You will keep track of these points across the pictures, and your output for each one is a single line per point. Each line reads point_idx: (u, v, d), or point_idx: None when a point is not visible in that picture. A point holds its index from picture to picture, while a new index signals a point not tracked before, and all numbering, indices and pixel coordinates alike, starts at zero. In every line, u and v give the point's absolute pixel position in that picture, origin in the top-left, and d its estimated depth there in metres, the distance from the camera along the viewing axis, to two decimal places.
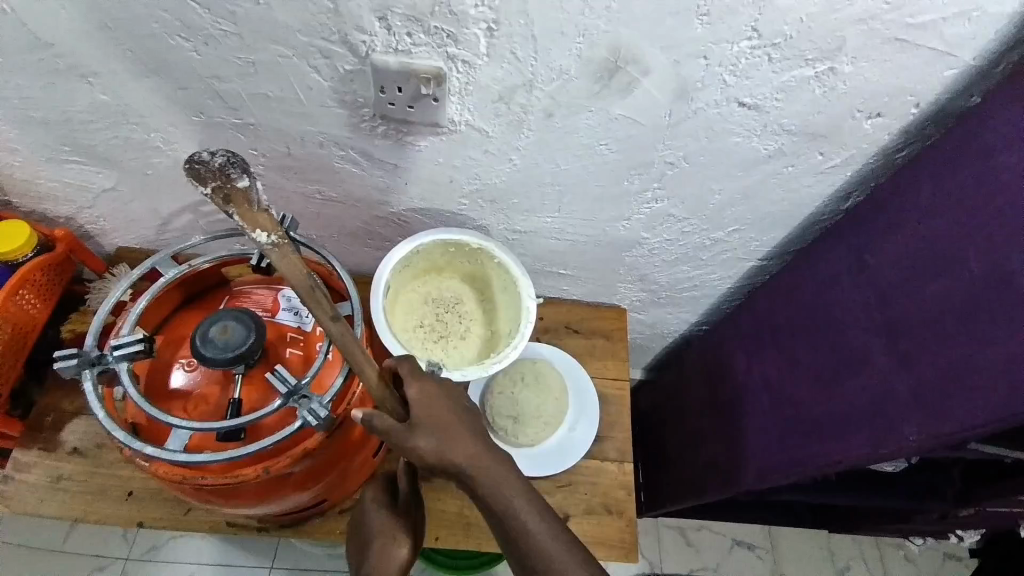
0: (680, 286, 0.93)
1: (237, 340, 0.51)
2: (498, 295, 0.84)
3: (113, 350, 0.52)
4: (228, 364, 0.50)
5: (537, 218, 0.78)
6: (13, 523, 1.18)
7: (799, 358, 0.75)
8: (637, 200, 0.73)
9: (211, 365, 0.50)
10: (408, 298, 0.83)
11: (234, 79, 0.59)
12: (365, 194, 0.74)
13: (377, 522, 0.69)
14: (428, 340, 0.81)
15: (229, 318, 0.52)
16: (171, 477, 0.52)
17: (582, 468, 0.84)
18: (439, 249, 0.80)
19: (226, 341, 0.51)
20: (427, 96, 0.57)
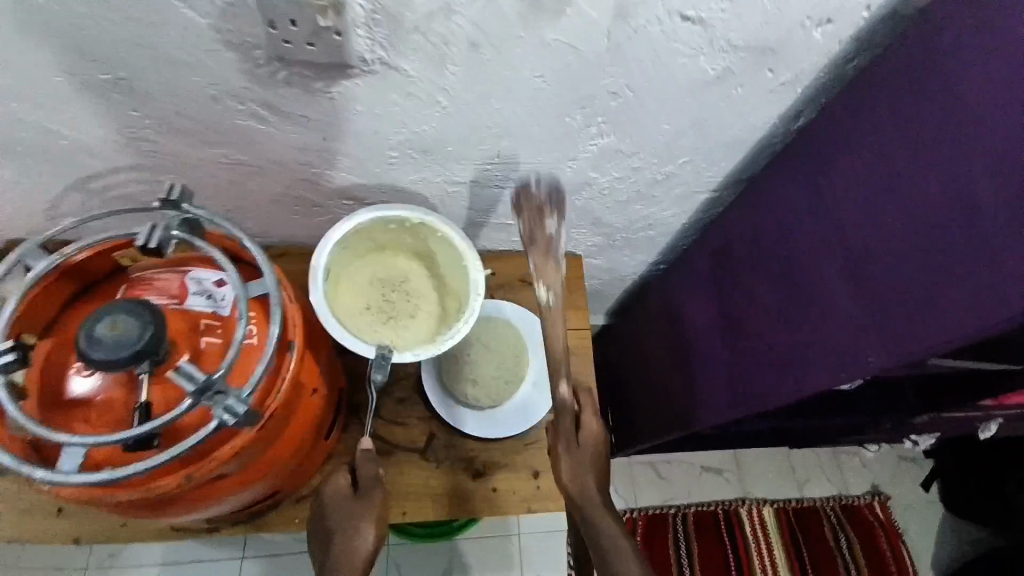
0: (635, 227, 0.89)
1: (130, 335, 0.44)
2: (448, 267, 0.77)
3: None
4: (125, 364, 0.44)
5: (477, 167, 0.71)
6: None
7: (760, 294, 0.73)
8: (583, 137, 0.67)
9: (101, 367, 0.43)
10: (352, 279, 0.75)
11: (88, 24, 0.49)
12: (279, 154, 0.66)
13: (341, 511, 0.66)
14: (376, 321, 0.73)
15: (117, 311, 0.45)
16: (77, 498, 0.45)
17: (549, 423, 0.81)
18: (380, 227, 0.74)
19: (118, 338, 0.44)
20: (328, 30, 0.49)
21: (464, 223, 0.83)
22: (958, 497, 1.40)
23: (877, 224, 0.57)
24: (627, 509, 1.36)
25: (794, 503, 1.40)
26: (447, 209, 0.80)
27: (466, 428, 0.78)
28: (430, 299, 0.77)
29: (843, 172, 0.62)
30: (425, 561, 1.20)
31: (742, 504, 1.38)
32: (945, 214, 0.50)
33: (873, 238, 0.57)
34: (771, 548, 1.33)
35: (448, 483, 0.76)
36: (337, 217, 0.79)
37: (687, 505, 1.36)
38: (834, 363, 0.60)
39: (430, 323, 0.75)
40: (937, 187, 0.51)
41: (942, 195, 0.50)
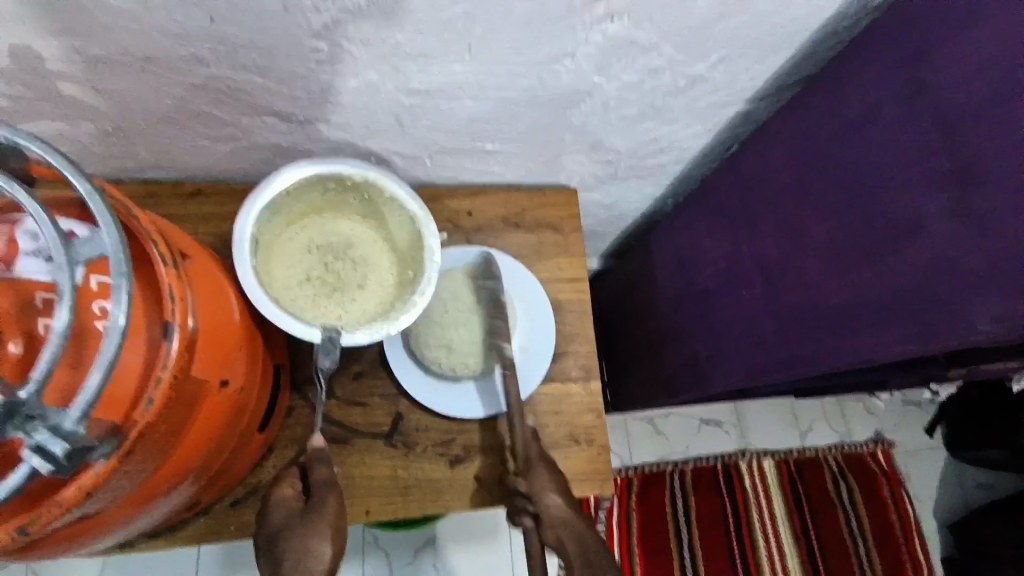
0: (644, 152, 0.72)
1: None
2: (400, 226, 0.59)
3: None
4: None
5: (441, 68, 0.52)
6: None
7: (804, 233, 0.57)
8: (585, 20, 0.48)
9: None
10: (282, 247, 0.57)
11: None
12: (155, 45, 0.46)
13: (292, 523, 0.50)
14: (317, 298, 0.55)
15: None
16: None
17: (541, 395, 0.68)
18: (315, 188, 0.58)
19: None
20: None
21: (429, 149, 0.65)
22: (959, 441, 1.33)
23: (1001, 137, 0.41)
24: (623, 467, 1.27)
25: (796, 454, 1.32)
26: (405, 131, 0.61)
27: (442, 409, 0.63)
28: (382, 266, 0.59)
29: (948, 64, 0.45)
30: (406, 531, 1.10)
31: (743, 456, 1.30)
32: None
33: (996, 156, 0.41)
34: (772, 501, 1.27)
35: (419, 473, 0.62)
36: (260, 142, 0.60)
37: (685, 461, 1.28)
38: (912, 326, 0.46)
39: (383, 295, 0.58)
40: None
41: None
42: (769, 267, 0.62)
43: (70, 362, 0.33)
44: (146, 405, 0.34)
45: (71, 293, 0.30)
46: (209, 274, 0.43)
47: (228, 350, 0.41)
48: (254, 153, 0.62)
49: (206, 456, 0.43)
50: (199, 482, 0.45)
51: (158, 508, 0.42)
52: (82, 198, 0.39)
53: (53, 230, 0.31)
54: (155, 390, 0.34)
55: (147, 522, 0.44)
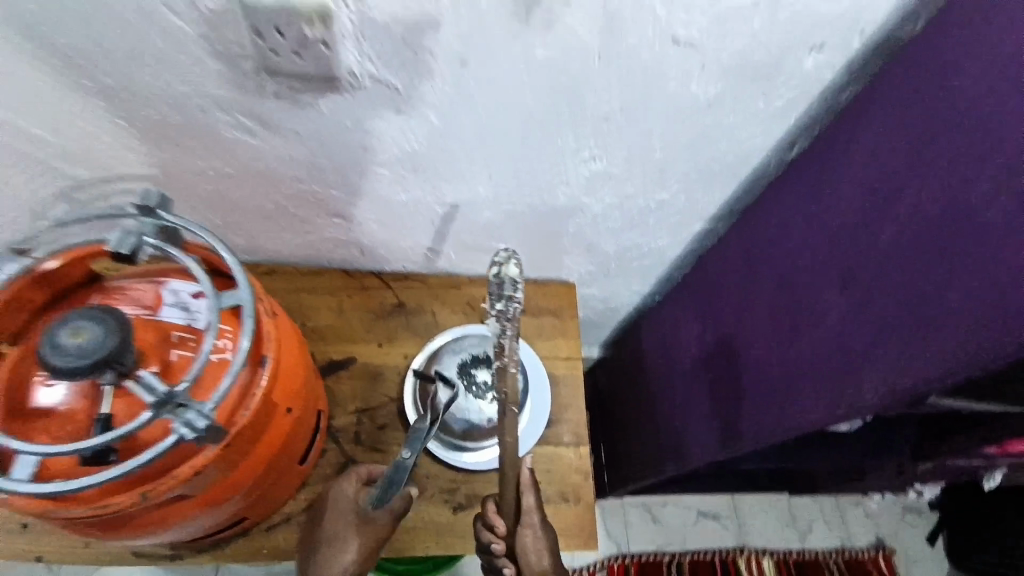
0: (630, 254, 0.87)
1: (95, 343, 0.42)
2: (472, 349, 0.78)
3: None
4: (88, 372, 0.42)
5: (468, 189, 0.70)
6: None
7: (752, 319, 0.70)
8: (575, 160, 0.66)
9: (65, 374, 0.42)
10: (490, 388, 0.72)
11: (80, 31, 0.48)
12: (266, 166, 0.64)
13: (340, 514, 0.64)
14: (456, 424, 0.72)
15: (79, 317, 0.43)
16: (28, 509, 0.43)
17: (535, 455, 0.78)
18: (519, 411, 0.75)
19: (63, 339, 0.42)
20: (315, 42, 0.47)
21: (454, 245, 0.82)
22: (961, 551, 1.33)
23: (869, 249, 0.54)
24: (618, 554, 1.30)
25: (794, 554, 1.33)
26: (437, 230, 0.78)
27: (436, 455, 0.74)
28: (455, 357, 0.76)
29: (830, 195, 0.60)
30: None
31: (740, 553, 1.32)
32: (936, 241, 0.48)
33: (859, 264, 0.55)
34: None
35: (426, 516, 0.72)
36: (325, 235, 0.78)
37: (682, 552, 1.30)
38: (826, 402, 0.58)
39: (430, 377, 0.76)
40: (926, 214, 0.49)
41: (935, 222, 0.48)
42: (728, 350, 0.75)
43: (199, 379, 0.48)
44: (242, 411, 0.48)
45: (215, 326, 0.46)
46: (291, 329, 0.58)
47: (297, 386, 0.56)
48: (318, 242, 0.80)
49: (266, 469, 0.56)
50: (254, 493, 0.57)
51: (218, 509, 0.54)
52: (216, 271, 0.55)
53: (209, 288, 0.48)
54: (251, 402, 0.48)
55: (207, 524, 0.56)
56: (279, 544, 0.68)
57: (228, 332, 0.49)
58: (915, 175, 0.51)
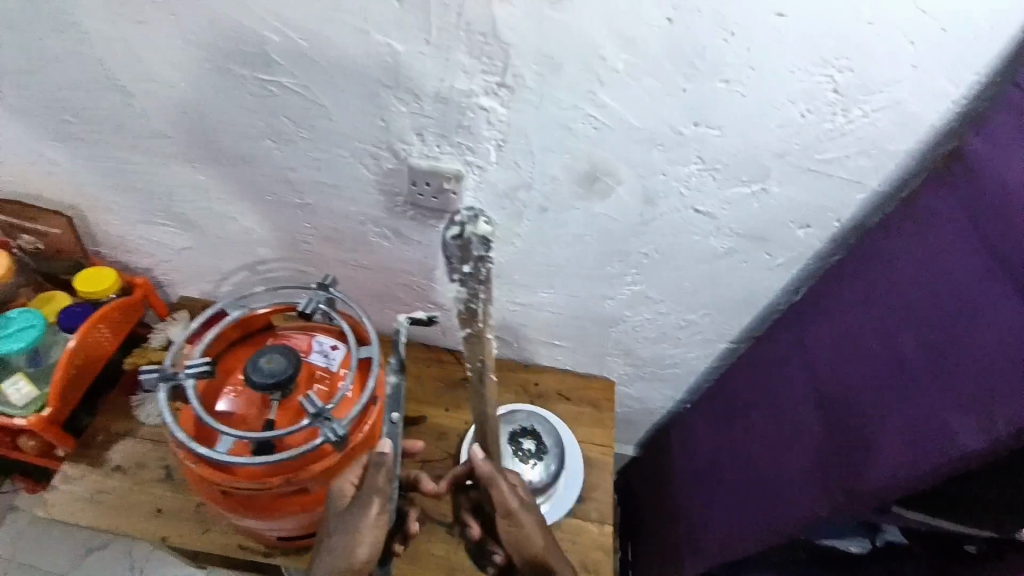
0: (663, 362, 1.03)
1: (279, 368, 0.62)
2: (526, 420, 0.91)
3: (185, 369, 0.65)
4: (268, 388, 0.62)
5: (534, 293, 0.90)
6: (35, 542, 1.18)
7: (758, 430, 0.83)
8: (619, 281, 0.86)
9: (255, 387, 0.62)
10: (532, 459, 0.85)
11: (302, 169, 0.74)
12: (391, 263, 0.88)
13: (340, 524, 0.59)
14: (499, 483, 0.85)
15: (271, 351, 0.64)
16: (211, 477, 0.63)
17: (564, 526, 0.89)
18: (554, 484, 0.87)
19: (261, 363, 0.63)
20: (450, 190, 0.72)
21: (516, 336, 1.01)
22: None
23: (835, 380, 0.68)
24: None
25: None
26: (506, 322, 0.98)
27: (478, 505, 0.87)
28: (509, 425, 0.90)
29: (813, 333, 0.75)
30: None
31: None
32: (874, 380, 0.62)
33: (830, 391, 0.69)
34: None
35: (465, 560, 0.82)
36: (419, 315, 1.00)
37: None
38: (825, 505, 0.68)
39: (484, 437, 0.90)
40: (869, 360, 0.64)
41: (874, 366, 0.63)
42: (741, 464, 0.87)
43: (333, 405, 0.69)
44: (359, 432, 0.67)
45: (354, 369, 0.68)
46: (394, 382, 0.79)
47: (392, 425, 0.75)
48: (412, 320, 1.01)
49: None
50: None
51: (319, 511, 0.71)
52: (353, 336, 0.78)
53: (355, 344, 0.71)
54: (365, 426, 0.67)
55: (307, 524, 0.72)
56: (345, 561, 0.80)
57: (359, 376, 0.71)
58: (868, 327, 0.65)
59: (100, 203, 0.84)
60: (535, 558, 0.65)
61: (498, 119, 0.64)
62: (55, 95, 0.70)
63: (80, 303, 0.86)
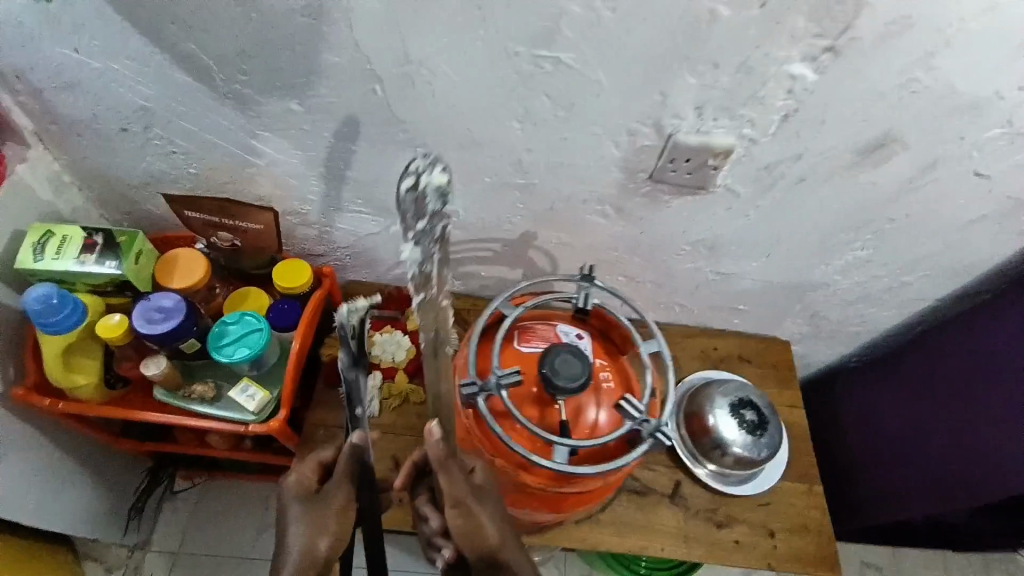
0: (848, 321, 1.02)
1: (581, 371, 0.61)
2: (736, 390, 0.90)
3: (499, 379, 0.61)
4: (576, 391, 0.60)
5: (743, 263, 0.87)
6: (201, 529, 1.13)
7: (951, 405, 0.94)
8: (844, 249, 0.83)
9: (563, 393, 0.60)
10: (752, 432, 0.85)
11: (543, 150, 0.68)
12: (599, 240, 0.84)
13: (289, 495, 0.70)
14: (714, 452, 0.86)
15: (576, 358, 0.61)
16: (540, 484, 0.64)
17: (780, 489, 0.90)
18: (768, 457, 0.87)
19: (572, 373, 0.60)
20: (711, 166, 0.67)
21: (701, 303, 0.99)
22: None
23: None
24: None
25: None
26: (697, 292, 0.95)
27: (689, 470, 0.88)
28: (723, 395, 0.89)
29: None
30: None
31: None
32: None
33: None
34: None
35: (697, 529, 0.85)
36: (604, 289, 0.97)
37: None
38: (982, 470, 0.88)
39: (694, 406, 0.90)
40: None
41: None
42: (927, 435, 0.97)
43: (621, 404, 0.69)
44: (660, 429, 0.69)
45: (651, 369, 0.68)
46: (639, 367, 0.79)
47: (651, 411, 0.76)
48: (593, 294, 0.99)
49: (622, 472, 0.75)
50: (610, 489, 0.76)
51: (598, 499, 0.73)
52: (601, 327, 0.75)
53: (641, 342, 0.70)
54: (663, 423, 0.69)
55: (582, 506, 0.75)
56: (588, 535, 0.83)
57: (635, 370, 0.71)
58: None
59: (295, 193, 0.77)
60: (487, 552, 0.61)
61: (804, 86, 0.58)
62: (277, 83, 0.62)
63: (283, 298, 0.81)
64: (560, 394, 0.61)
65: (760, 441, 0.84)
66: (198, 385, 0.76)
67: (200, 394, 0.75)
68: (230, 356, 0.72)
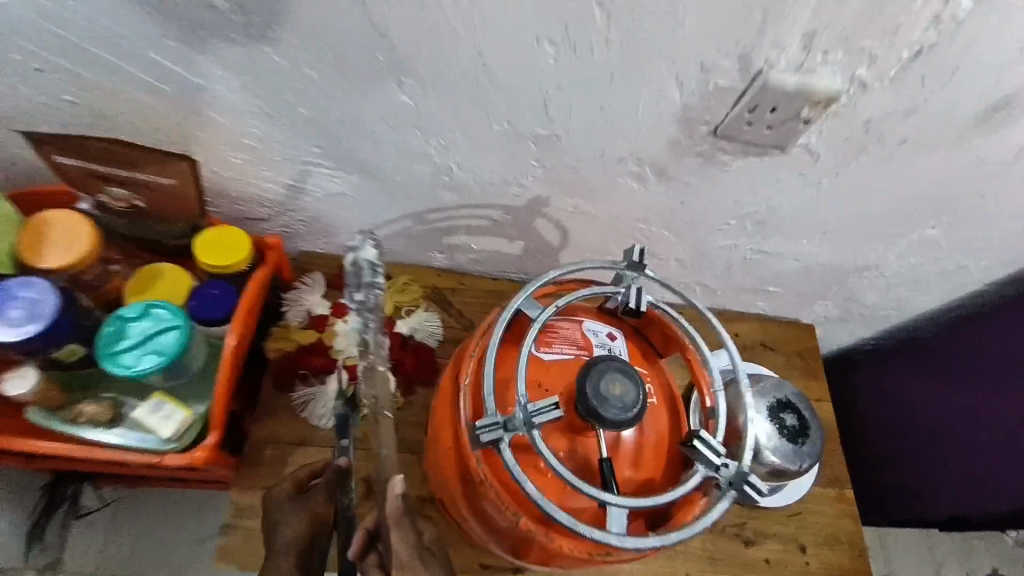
0: (881, 305, 0.90)
1: (635, 398, 0.45)
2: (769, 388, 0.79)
3: (532, 414, 0.43)
4: (629, 425, 0.44)
5: (792, 241, 0.72)
6: (117, 548, 0.91)
7: (1003, 392, 0.84)
8: (912, 227, 0.70)
9: (611, 427, 0.44)
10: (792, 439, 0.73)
11: (579, 87, 0.49)
12: (626, 211, 0.66)
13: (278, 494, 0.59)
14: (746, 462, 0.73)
15: (628, 380, 0.45)
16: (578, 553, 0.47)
17: (811, 497, 0.80)
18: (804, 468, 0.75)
19: (624, 399, 0.44)
20: (803, 119, 0.50)
21: (728, 285, 0.84)
22: None
23: None
24: None
25: None
26: (728, 272, 0.80)
27: None
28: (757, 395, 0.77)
29: None
30: None
31: None
32: None
33: None
34: None
35: (723, 548, 0.75)
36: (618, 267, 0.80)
37: None
38: None
39: None
40: None
41: None
42: (980, 425, 0.87)
43: (674, 433, 0.53)
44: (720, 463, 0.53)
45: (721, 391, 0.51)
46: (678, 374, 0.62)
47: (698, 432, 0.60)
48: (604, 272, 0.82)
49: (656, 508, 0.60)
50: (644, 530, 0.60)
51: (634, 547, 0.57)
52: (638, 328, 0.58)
53: (705, 353, 0.53)
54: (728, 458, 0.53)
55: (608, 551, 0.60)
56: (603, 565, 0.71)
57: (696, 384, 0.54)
58: None
59: (225, 135, 0.56)
60: None
61: (954, 10, 0.43)
62: None
63: (209, 280, 0.59)
64: (606, 427, 0.45)
65: (801, 449, 0.73)
66: (88, 404, 0.56)
67: (91, 416, 0.55)
68: (128, 367, 0.52)
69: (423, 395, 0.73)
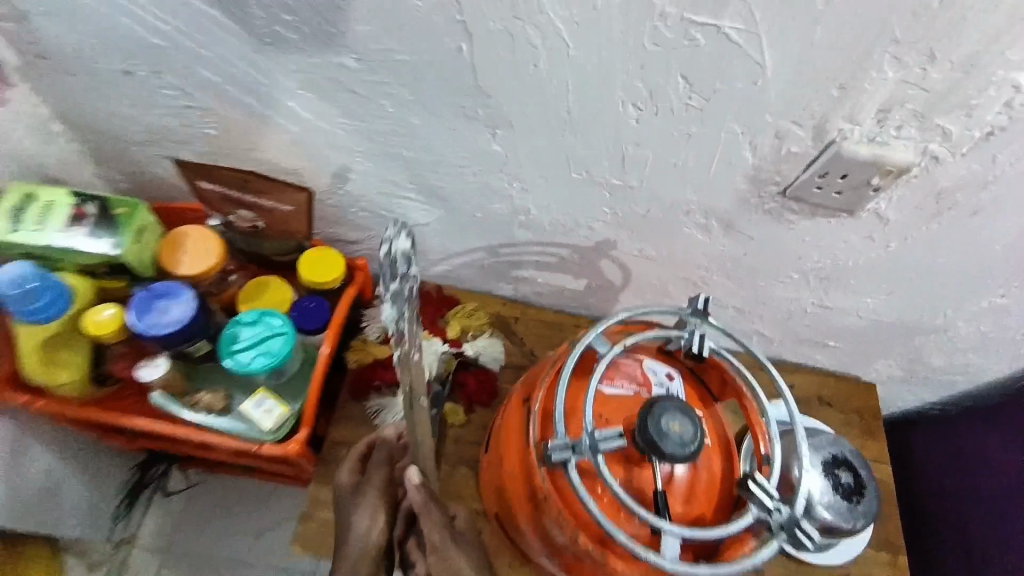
0: (948, 370, 0.88)
1: (693, 435, 0.48)
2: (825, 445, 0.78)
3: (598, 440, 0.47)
4: (687, 460, 0.47)
5: (856, 298, 0.73)
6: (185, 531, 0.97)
7: None
8: (982, 294, 0.69)
9: (670, 461, 0.47)
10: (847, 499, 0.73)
11: (655, 144, 0.54)
12: (689, 257, 0.69)
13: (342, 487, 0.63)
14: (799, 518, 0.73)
15: (685, 420, 0.48)
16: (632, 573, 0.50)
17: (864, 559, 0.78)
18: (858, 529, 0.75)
19: (682, 437, 0.47)
20: (873, 186, 0.53)
21: (787, 335, 0.84)
22: None
23: None
24: None
25: None
26: (788, 322, 0.81)
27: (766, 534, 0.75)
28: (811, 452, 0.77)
29: None
30: None
31: None
32: None
33: None
34: None
35: None
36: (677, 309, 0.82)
37: None
38: None
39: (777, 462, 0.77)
40: None
41: None
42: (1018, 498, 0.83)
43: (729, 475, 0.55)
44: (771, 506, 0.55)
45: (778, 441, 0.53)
46: None
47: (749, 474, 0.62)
48: None
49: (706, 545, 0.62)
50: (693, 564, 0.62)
51: None
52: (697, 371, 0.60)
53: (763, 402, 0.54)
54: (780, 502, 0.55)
55: None
56: None
57: (751, 429, 0.55)
58: None
59: (333, 168, 0.63)
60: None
61: None
62: (333, 31, 0.48)
63: (309, 294, 0.67)
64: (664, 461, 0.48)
65: (856, 509, 0.73)
66: (206, 394, 0.63)
67: (208, 404, 0.63)
68: (242, 362, 0.59)
69: (482, 415, 0.76)
